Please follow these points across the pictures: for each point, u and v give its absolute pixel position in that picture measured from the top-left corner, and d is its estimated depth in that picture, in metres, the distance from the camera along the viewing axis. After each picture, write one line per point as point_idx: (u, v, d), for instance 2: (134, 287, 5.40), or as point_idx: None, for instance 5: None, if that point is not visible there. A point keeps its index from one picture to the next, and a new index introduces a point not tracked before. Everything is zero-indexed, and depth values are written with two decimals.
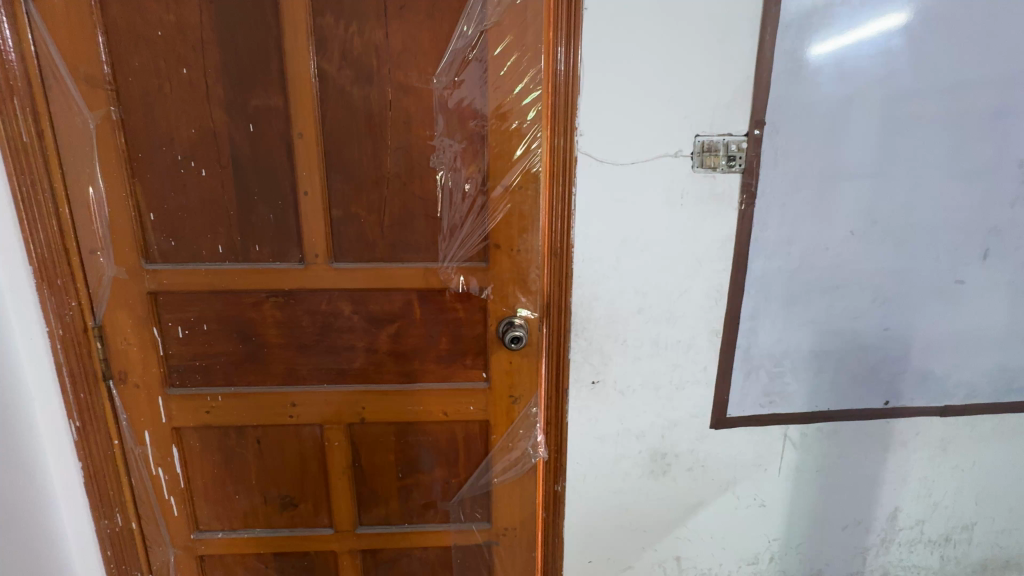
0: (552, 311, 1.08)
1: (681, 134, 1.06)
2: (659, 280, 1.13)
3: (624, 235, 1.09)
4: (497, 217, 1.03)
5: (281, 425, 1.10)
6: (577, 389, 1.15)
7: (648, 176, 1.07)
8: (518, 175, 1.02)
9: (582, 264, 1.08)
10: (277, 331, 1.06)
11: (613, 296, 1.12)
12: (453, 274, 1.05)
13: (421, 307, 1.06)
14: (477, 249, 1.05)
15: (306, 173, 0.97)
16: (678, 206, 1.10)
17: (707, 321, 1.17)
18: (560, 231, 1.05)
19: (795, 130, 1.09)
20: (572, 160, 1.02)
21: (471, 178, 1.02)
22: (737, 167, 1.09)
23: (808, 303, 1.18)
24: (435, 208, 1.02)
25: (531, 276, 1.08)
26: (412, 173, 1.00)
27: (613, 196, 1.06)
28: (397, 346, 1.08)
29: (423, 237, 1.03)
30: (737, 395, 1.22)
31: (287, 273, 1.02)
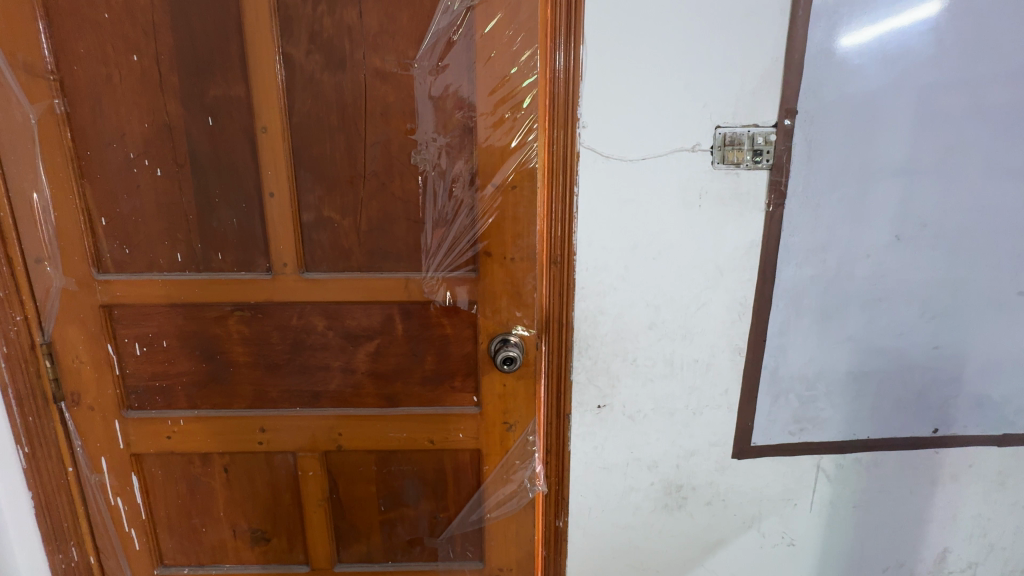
0: (552, 326, 0.97)
1: (700, 124, 0.92)
2: (674, 291, 1.00)
3: (632, 240, 0.96)
4: (488, 221, 0.91)
5: (250, 452, 0.99)
6: (581, 414, 1.03)
7: (662, 174, 0.94)
8: (511, 174, 0.90)
9: (585, 274, 0.96)
10: (243, 349, 0.95)
11: (621, 310, 0.99)
12: (439, 286, 0.92)
13: (403, 323, 0.94)
14: (466, 259, 0.92)
15: (272, 171, 0.86)
16: (695, 208, 0.96)
17: (728, 337, 1.03)
18: (560, 237, 0.93)
19: (831, 120, 0.94)
20: (573, 157, 0.90)
21: (459, 177, 0.90)
22: (764, 162, 0.95)
23: (845, 318, 1.04)
24: (417, 210, 0.90)
25: (528, 287, 0.95)
26: (391, 172, 0.89)
27: (621, 196, 0.94)
28: (377, 366, 0.96)
29: (405, 244, 0.91)
30: (762, 421, 1.08)
31: (253, 284, 0.91)
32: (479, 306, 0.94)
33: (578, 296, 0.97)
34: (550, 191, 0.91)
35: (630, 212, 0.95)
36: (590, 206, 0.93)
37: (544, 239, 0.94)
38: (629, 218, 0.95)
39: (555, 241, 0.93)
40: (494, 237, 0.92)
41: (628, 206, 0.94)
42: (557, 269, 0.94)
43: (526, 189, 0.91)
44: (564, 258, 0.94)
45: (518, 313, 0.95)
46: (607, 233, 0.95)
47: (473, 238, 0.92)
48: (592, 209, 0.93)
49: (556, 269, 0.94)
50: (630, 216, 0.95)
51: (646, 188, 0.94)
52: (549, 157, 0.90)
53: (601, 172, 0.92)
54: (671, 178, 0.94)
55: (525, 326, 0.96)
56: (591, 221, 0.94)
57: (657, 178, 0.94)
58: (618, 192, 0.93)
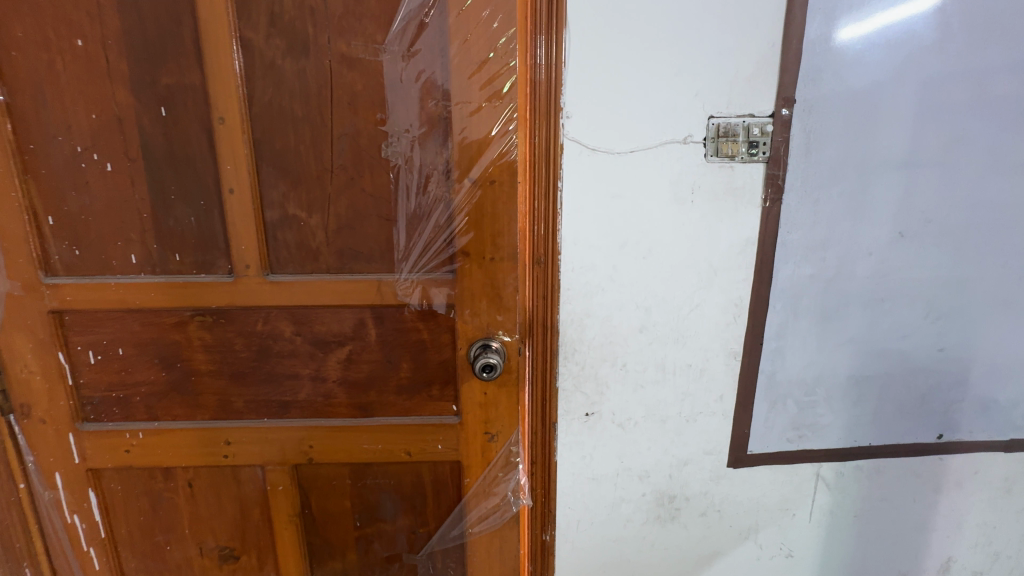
0: (535, 330, 0.91)
1: (691, 114, 0.87)
2: (665, 293, 0.94)
3: (621, 239, 0.91)
4: (465, 219, 0.85)
5: (215, 466, 0.93)
6: (568, 423, 0.98)
7: (651, 168, 0.88)
8: (490, 168, 0.84)
9: (571, 275, 0.90)
10: (206, 357, 0.89)
11: (609, 312, 0.94)
12: (415, 288, 0.86)
13: (377, 328, 0.88)
14: (442, 260, 0.86)
15: (231, 166, 0.80)
16: (688, 204, 0.90)
17: (723, 341, 0.98)
18: (543, 235, 0.87)
19: (831, 110, 0.89)
20: (555, 149, 0.84)
21: (433, 172, 0.84)
22: (760, 155, 0.89)
23: (846, 319, 0.98)
24: (390, 207, 0.84)
25: (508, 290, 0.88)
26: (361, 167, 0.83)
27: (608, 192, 0.88)
28: (349, 374, 0.90)
29: (376, 243, 0.85)
30: (759, 428, 1.03)
31: (214, 287, 0.85)
32: (457, 310, 0.88)
33: (563, 298, 0.91)
34: (532, 186, 0.86)
35: (617, 209, 0.89)
36: (575, 202, 0.87)
37: (527, 238, 0.88)
38: (617, 215, 0.89)
39: (538, 240, 0.87)
40: (473, 236, 0.85)
41: (615, 203, 0.89)
42: (540, 270, 0.89)
43: (505, 184, 0.85)
44: (548, 258, 0.88)
45: (499, 317, 0.89)
46: (593, 231, 0.89)
47: (450, 237, 0.86)
48: (577, 206, 0.88)
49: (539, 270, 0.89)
50: (618, 213, 0.89)
51: (636, 183, 0.88)
52: (531, 150, 0.85)
53: (587, 166, 0.86)
54: (662, 172, 0.88)
55: (507, 330, 0.90)
56: (576, 218, 0.88)
57: (646, 173, 0.88)
58: (604, 187, 0.88)
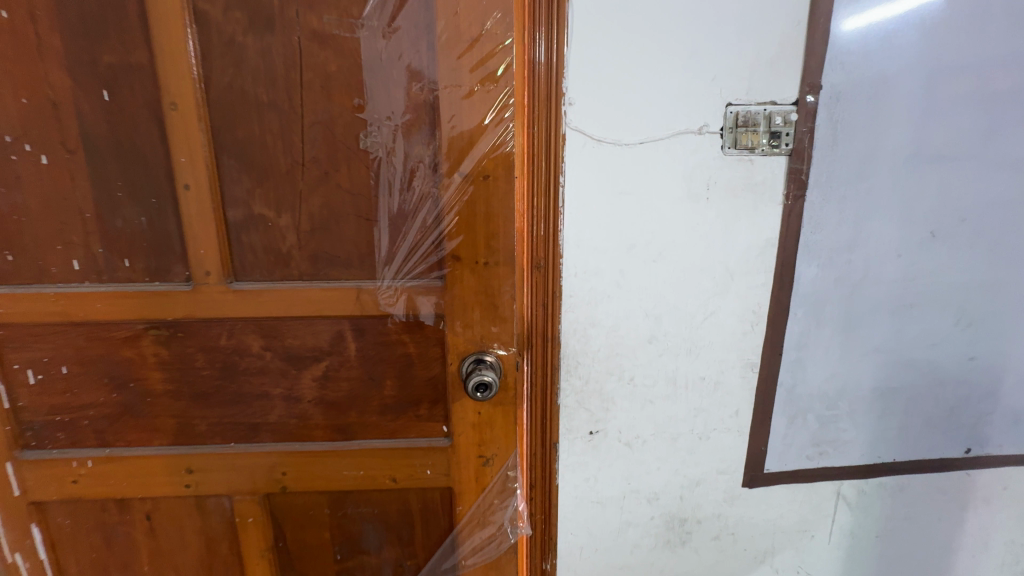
0: (535, 342, 0.82)
1: (708, 102, 0.78)
2: (677, 299, 0.86)
3: (629, 241, 0.82)
4: (455, 219, 0.75)
5: (176, 497, 0.83)
6: (570, 442, 0.89)
7: (663, 162, 0.79)
8: (483, 161, 0.74)
9: (572, 281, 0.82)
10: (163, 375, 0.78)
11: (615, 321, 0.85)
12: (399, 298, 0.77)
13: (357, 341, 0.78)
14: (429, 265, 0.77)
15: (186, 158, 0.70)
16: (702, 201, 0.82)
17: (739, 351, 0.89)
18: (542, 238, 0.79)
19: (860, 97, 0.80)
20: (555, 141, 0.76)
21: (418, 166, 0.74)
22: (782, 147, 0.80)
23: (871, 327, 0.90)
24: (369, 205, 0.74)
25: (504, 299, 0.78)
26: (337, 159, 0.73)
27: (615, 188, 0.79)
28: (326, 392, 0.80)
29: (355, 247, 0.75)
30: (777, 445, 0.95)
31: (170, 297, 0.75)
32: (447, 321, 0.78)
33: (564, 306, 0.83)
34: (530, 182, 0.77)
35: (625, 208, 0.80)
36: (578, 200, 0.79)
37: (525, 240, 0.79)
38: (624, 214, 0.80)
39: (536, 243, 0.79)
40: (464, 239, 0.75)
41: (623, 200, 0.80)
42: (539, 276, 0.80)
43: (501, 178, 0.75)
44: (547, 262, 0.80)
45: (494, 329, 0.79)
46: (598, 232, 0.80)
47: (438, 239, 0.76)
48: (581, 203, 0.79)
49: (537, 276, 0.80)
50: (625, 212, 0.80)
51: (645, 178, 0.79)
52: (529, 141, 0.76)
53: (591, 159, 0.77)
54: (674, 167, 0.80)
55: (504, 344, 0.80)
56: (579, 217, 0.79)
57: (657, 167, 0.79)
58: (611, 183, 0.79)
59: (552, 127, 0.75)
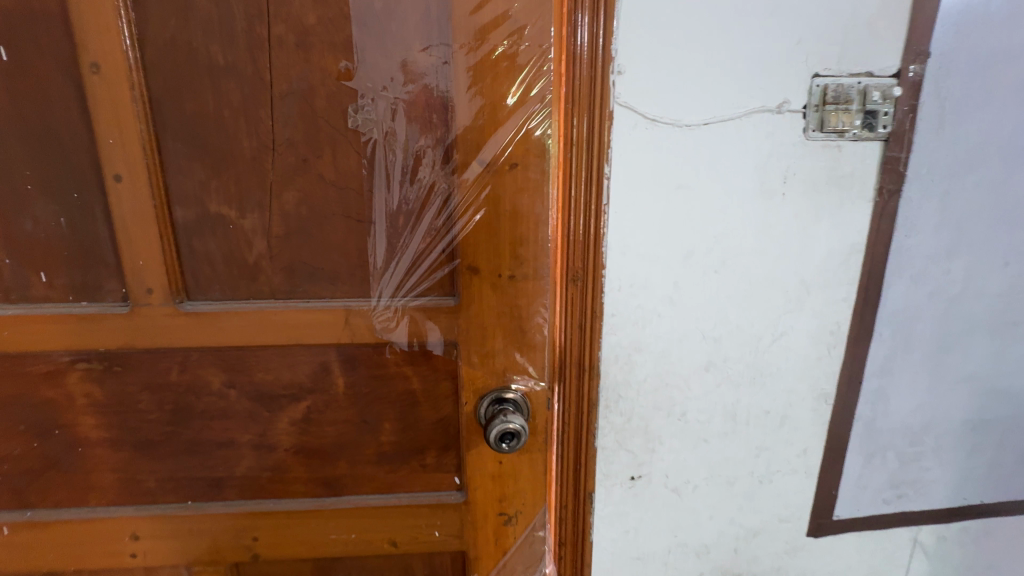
0: (569, 373, 0.67)
1: (789, 72, 0.62)
2: (741, 318, 0.70)
3: (686, 247, 0.66)
4: (472, 221, 0.58)
5: (120, 568, 0.66)
6: (608, 490, 0.73)
7: (733, 148, 0.63)
8: (509, 146, 0.57)
9: (616, 297, 0.66)
10: (97, 420, 0.61)
11: (666, 346, 0.69)
12: (400, 321, 0.60)
13: (346, 375, 0.62)
14: (438, 279, 0.60)
15: (116, 140, 0.53)
16: (778, 198, 0.66)
17: (811, 379, 0.74)
18: (580, 245, 0.63)
19: (977, 67, 0.64)
20: (600, 120, 0.59)
21: (425, 151, 0.57)
22: (877, 130, 0.64)
23: (968, 349, 0.75)
24: (361, 202, 0.57)
25: (534, 323, 0.61)
26: (318, 142, 0.55)
27: (672, 181, 0.63)
28: (308, 439, 0.64)
29: (343, 256, 0.58)
30: (850, 488, 0.80)
31: (102, 322, 0.57)
32: (461, 350, 0.61)
33: (605, 328, 0.66)
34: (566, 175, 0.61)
35: (683, 207, 0.64)
36: (626, 196, 0.62)
37: (558, 249, 0.64)
38: (682, 215, 0.64)
39: (573, 251, 0.63)
40: (484, 247, 0.59)
41: (680, 197, 0.64)
42: (575, 292, 0.65)
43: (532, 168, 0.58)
44: (586, 275, 0.64)
45: (520, 360, 0.63)
46: (649, 237, 0.64)
47: (449, 247, 0.59)
48: (629, 201, 0.62)
49: (572, 292, 0.64)
50: (683, 213, 0.64)
51: (709, 169, 0.63)
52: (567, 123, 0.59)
53: (644, 145, 0.61)
54: (745, 154, 0.63)
55: (532, 379, 0.64)
56: (626, 218, 0.63)
57: (725, 155, 0.63)
58: (667, 175, 0.62)
59: (597, 102, 0.58)
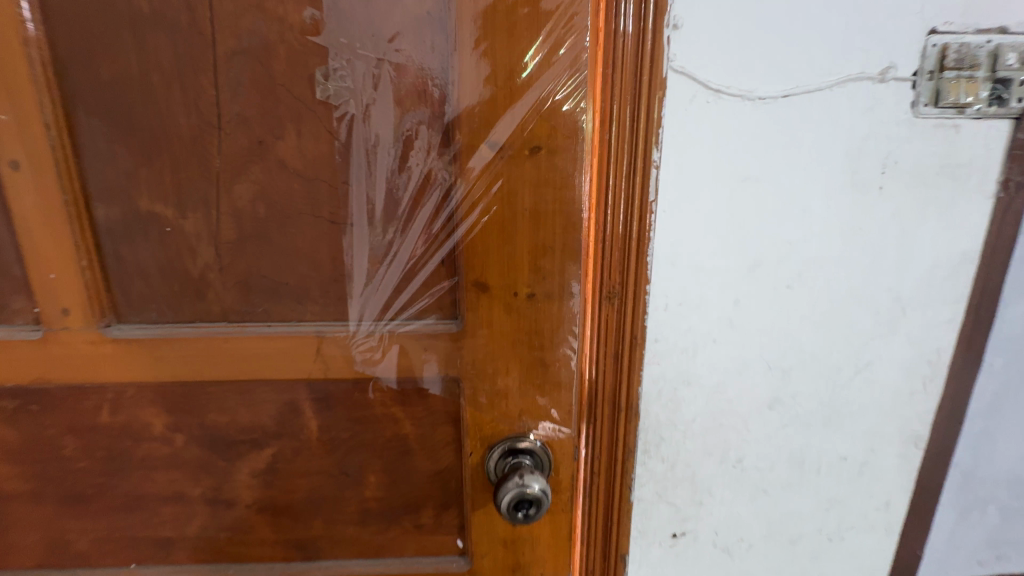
0: (602, 412, 0.54)
1: (898, 28, 0.47)
2: (815, 346, 0.56)
3: (751, 257, 0.52)
4: (478, 222, 0.44)
5: None
6: (645, 551, 0.60)
7: (816, 131, 0.49)
8: (531, 123, 0.43)
9: (662, 319, 0.52)
10: (14, 469, 0.49)
11: (721, 379, 0.55)
12: (388, 353, 0.47)
13: (320, 418, 0.49)
14: (434, 299, 0.46)
15: (10, 115, 0.40)
16: (871, 194, 0.51)
17: (901, 420, 0.59)
18: (616, 255, 0.50)
19: None
20: (645, 96, 0.46)
21: (418, 132, 0.43)
22: (1011, 104, 0.49)
23: None
24: (335, 198, 0.44)
25: (559, 354, 0.47)
26: (276, 118, 0.42)
27: (737, 173, 0.49)
28: (275, 493, 0.51)
29: (312, 268, 0.45)
30: (939, 549, 0.65)
31: (10, 350, 0.45)
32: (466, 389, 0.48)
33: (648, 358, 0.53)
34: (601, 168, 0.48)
35: (749, 206, 0.50)
36: (678, 193, 0.49)
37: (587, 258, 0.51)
38: (747, 217, 0.50)
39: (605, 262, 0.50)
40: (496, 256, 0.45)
41: (746, 193, 0.50)
42: (609, 313, 0.51)
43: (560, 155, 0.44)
44: (623, 292, 0.51)
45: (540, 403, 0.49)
46: (705, 244, 0.51)
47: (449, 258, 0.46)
48: (682, 198, 0.49)
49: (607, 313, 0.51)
50: (750, 214, 0.50)
51: (785, 158, 0.49)
52: (604, 99, 0.47)
53: (703, 126, 0.47)
54: (831, 138, 0.49)
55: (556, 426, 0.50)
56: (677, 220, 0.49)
57: (805, 139, 0.49)
58: (731, 164, 0.49)
59: (641, 71, 0.46)
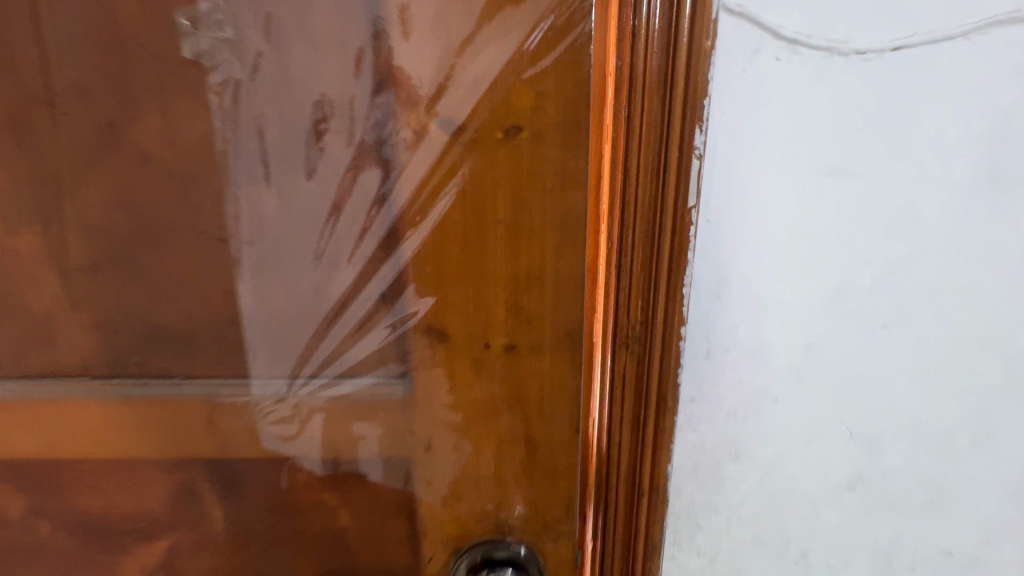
0: (617, 496, 0.40)
1: None
2: (919, 408, 0.40)
3: (831, 286, 0.37)
4: (424, 252, 0.32)
5: None
6: None
7: (936, 104, 0.33)
8: (485, 115, 0.31)
9: (700, 370, 0.38)
10: None
11: (781, 451, 0.41)
12: (308, 425, 0.35)
13: (230, 501, 0.37)
14: (372, 352, 0.34)
15: None
16: (1013, 197, 0.35)
17: None
18: (638, 287, 0.35)
19: None
20: (681, 48, 0.31)
21: (334, 107, 0.31)
22: None
23: None
24: (223, 203, 0.32)
25: (552, 430, 0.35)
26: (138, 97, 0.31)
27: (813, 167, 0.34)
28: None
29: (194, 301, 0.33)
30: None
31: None
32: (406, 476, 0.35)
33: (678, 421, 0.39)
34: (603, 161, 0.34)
35: (831, 216, 0.35)
36: (728, 196, 0.34)
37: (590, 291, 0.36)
38: (828, 229, 0.36)
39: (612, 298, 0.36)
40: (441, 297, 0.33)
41: (826, 197, 0.35)
42: (628, 366, 0.37)
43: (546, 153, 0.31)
44: (648, 337, 0.36)
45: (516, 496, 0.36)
46: (761, 270, 0.36)
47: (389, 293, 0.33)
48: (736, 203, 0.35)
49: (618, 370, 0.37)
50: (831, 226, 0.36)
51: (887, 146, 0.34)
52: (621, 54, 0.31)
53: (767, 98, 0.33)
54: (957, 115, 0.34)
55: (540, 530, 0.36)
56: (726, 236, 0.35)
57: (918, 115, 0.34)
58: (807, 155, 0.34)
59: (676, 11, 0.30)
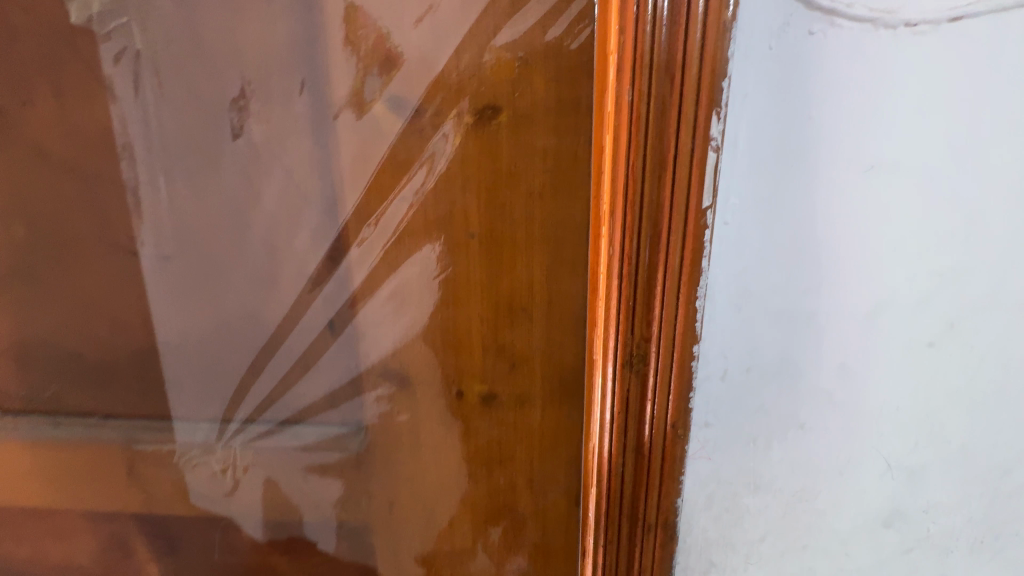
0: (616, 530, 0.36)
1: None
2: (971, 435, 0.35)
3: (871, 296, 0.32)
4: (365, 283, 0.39)
5: None
6: None
7: (998, 85, 0.28)
8: (461, 153, 0.35)
9: (718, 391, 0.34)
10: None
11: (809, 482, 0.36)
12: (241, 483, 0.45)
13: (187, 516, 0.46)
14: (323, 391, 0.42)
15: None
16: None
17: None
18: (639, 296, 0.30)
19: None
20: (696, 19, 0.26)
21: (248, 114, 0.37)
22: None
23: None
24: (135, 209, 0.41)
25: (544, 500, 0.41)
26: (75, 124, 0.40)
27: (851, 161, 0.29)
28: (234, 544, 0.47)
29: (116, 312, 0.43)
30: None
31: None
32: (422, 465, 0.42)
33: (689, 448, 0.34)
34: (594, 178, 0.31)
35: (872, 216, 0.30)
36: (750, 194, 0.30)
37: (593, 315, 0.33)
38: (869, 232, 0.31)
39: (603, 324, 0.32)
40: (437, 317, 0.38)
41: (867, 194, 0.30)
42: (626, 387, 0.32)
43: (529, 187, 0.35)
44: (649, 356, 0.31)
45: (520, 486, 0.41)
46: (786, 280, 0.32)
47: (336, 325, 0.40)
48: (761, 202, 0.30)
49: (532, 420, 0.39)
50: (871, 227, 0.31)
51: (934, 136, 0.29)
52: (623, 29, 0.26)
53: (794, 81, 0.28)
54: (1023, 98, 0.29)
55: (544, 514, 0.41)
56: (744, 243, 0.31)
57: (978, 99, 0.29)
58: (845, 145, 0.29)
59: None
